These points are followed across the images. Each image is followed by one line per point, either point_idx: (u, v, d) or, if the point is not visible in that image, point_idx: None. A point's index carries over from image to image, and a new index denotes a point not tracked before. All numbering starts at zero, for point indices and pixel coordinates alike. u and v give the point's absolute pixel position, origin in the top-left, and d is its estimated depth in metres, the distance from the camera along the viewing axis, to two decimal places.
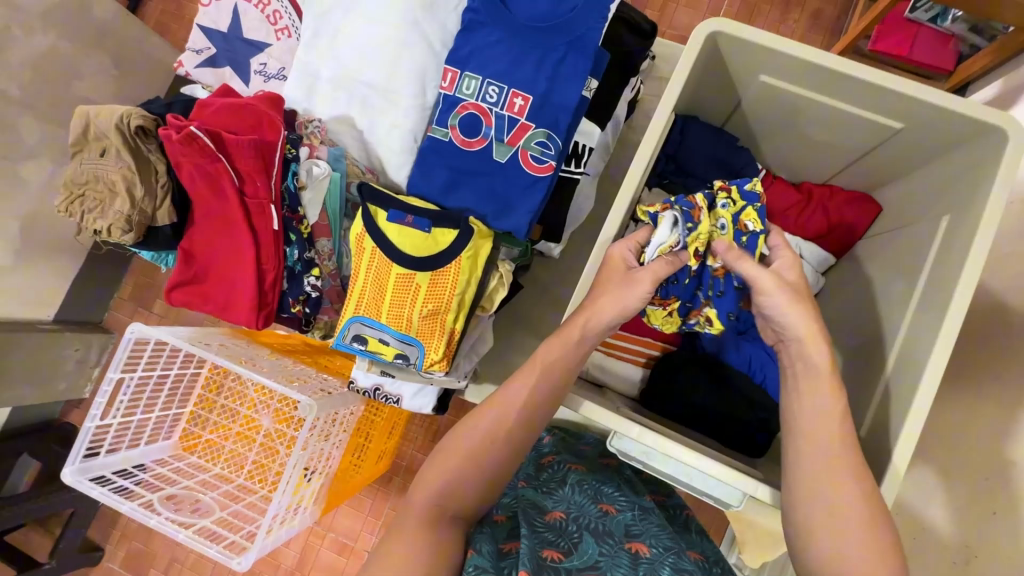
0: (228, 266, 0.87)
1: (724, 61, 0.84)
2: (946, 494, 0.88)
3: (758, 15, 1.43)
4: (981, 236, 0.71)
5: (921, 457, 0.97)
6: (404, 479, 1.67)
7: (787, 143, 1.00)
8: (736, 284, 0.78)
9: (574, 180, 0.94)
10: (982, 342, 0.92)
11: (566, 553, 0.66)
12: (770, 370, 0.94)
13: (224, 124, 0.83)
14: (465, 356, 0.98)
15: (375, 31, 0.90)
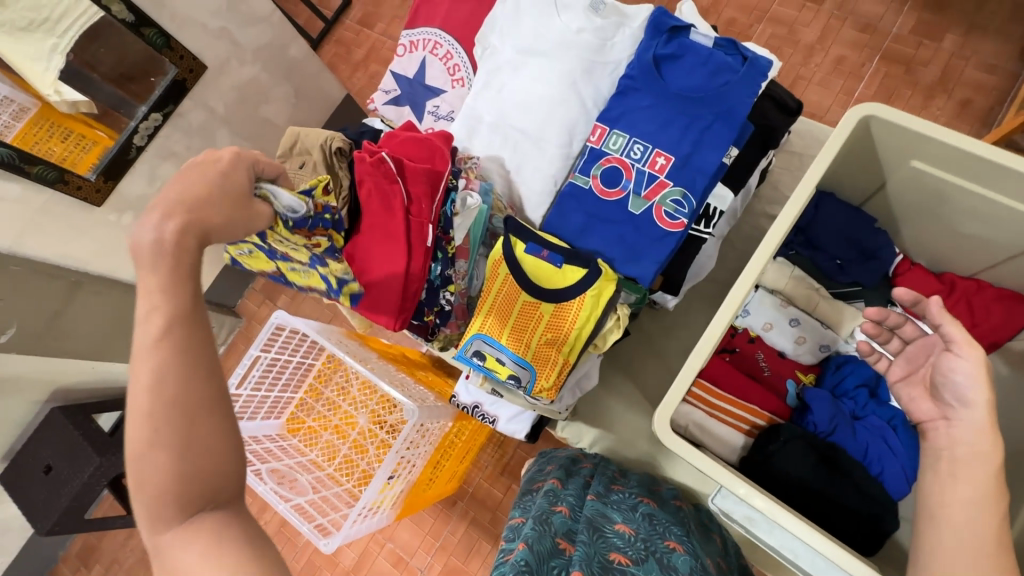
0: (382, 267, 0.94)
1: (873, 143, 0.86)
2: None
3: (896, 100, 1.41)
4: None
5: None
6: (467, 505, 1.69)
7: (931, 230, 0.97)
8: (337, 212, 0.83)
9: (701, 240, 0.98)
10: None
11: (633, 562, 0.67)
12: (889, 463, 0.92)
13: (408, 153, 0.98)
14: (569, 390, 1.02)
15: (537, 87, 1.02)
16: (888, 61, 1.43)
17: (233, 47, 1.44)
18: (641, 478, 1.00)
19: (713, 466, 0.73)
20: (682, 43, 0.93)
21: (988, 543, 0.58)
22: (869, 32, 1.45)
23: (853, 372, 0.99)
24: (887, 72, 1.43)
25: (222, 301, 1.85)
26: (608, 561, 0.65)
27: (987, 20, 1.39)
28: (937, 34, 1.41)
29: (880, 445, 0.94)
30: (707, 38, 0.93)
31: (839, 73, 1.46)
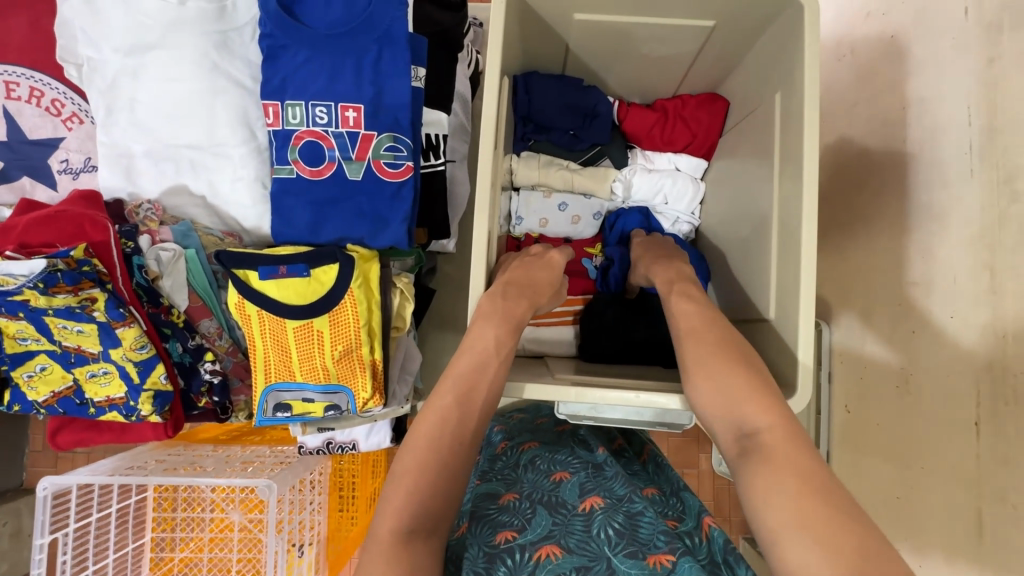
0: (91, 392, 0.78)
1: (534, 10, 0.84)
2: (873, 332, 0.96)
3: None
4: (811, 102, 0.75)
5: (839, 308, 1.05)
6: None
7: (627, 69, 1.02)
8: (76, 309, 0.72)
9: (439, 173, 0.92)
10: (855, 189, 1.00)
11: (519, 530, 0.65)
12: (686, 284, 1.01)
13: (40, 242, 0.74)
14: (399, 380, 0.95)
15: (174, 89, 0.82)
16: None
17: None
18: (516, 422, 0.98)
19: (541, 387, 0.74)
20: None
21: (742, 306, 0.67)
22: None
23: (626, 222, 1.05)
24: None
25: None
26: (493, 545, 0.63)
27: None
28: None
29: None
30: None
31: None
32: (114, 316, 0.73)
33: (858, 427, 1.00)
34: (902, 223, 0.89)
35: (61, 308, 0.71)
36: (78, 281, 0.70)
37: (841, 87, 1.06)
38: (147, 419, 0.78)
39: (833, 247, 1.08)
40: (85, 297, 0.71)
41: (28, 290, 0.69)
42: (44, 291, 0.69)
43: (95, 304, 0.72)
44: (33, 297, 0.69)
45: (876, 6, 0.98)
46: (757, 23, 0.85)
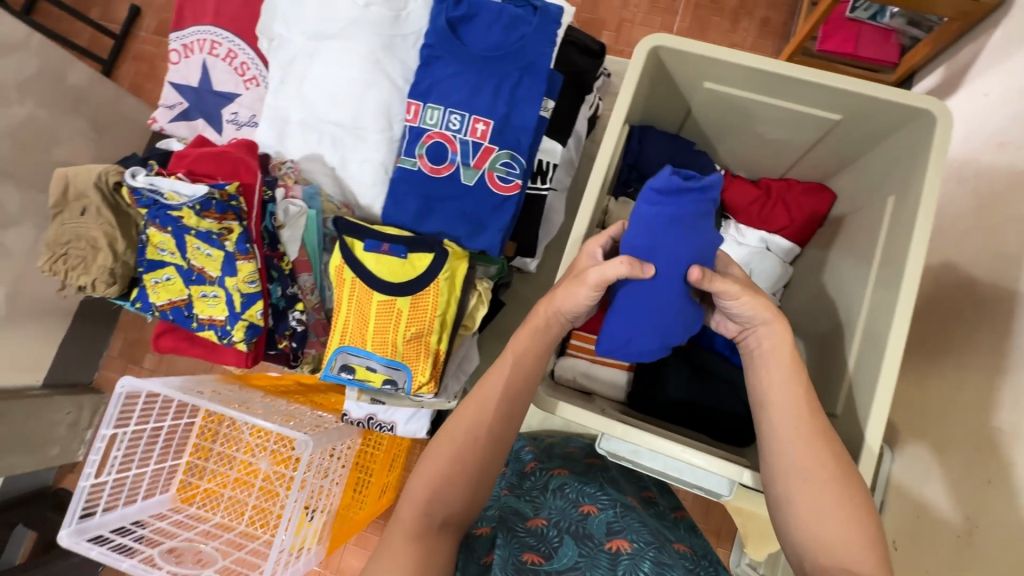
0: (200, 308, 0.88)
1: (669, 73, 0.90)
2: (943, 468, 0.90)
3: (708, 27, 1.54)
4: (926, 214, 0.75)
5: (911, 434, 1.00)
6: None
7: (742, 144, 1.06)
8: (213, 234, 0.83)
9: (541, 196, 0.98)
10: (954, 315, 0.97)
11: (547, 558, 0.67)
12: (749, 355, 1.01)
13: (206, 173, 0.87)
14: (453, 375, 1.00)
15: (339, 73, 0.94)
16: None
17: None
18: (546, 446, 1.00)
19: (590, 415, 0.76)
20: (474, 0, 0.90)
21: (825, 418, 0.65)
22: None
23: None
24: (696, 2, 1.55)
25: (73, 381, 1.62)
26: (522, 562, 0.65)
27: None
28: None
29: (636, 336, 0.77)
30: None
31: (657, 9, 1.55)
32: (240, 249, 0.83)
33: (907, 566, 0.93)
34: (999, 362, 0.84)
35: (202, 231, 0.82)
36: (225, 212, 0.82)
37: (958, 210, 1.04)
38: (235, 345, 0.88)
39: (916, 369, 1.03)
40: (224, 226, 0.82)
41: (186, 209, 0.81)
42: (197, 212, 0.81)
43: (231, 234, 0.83)
44: (186, 216, 0.81)
45: (1012, 139, 0.96)
46: (886, 128, 0.85)
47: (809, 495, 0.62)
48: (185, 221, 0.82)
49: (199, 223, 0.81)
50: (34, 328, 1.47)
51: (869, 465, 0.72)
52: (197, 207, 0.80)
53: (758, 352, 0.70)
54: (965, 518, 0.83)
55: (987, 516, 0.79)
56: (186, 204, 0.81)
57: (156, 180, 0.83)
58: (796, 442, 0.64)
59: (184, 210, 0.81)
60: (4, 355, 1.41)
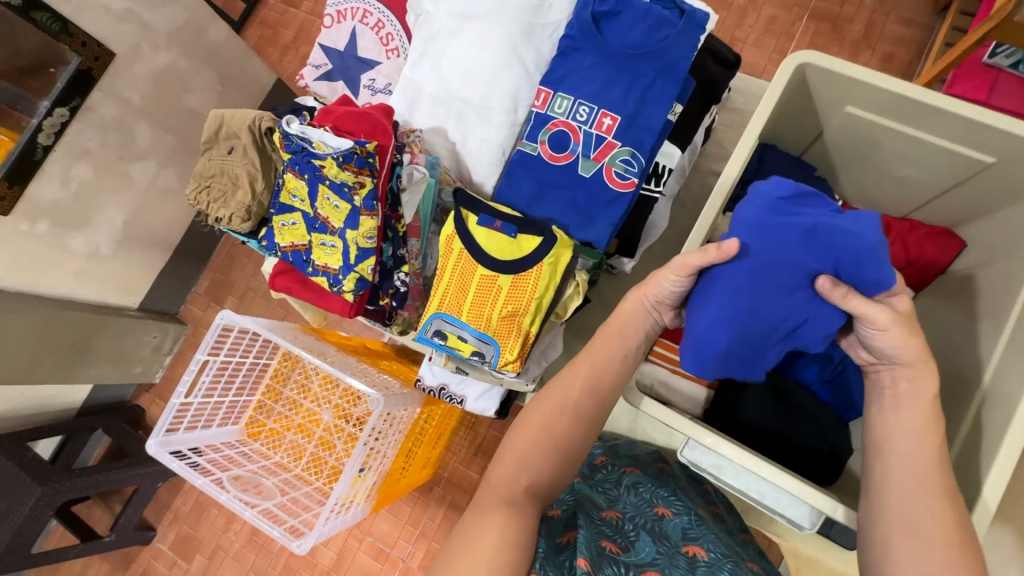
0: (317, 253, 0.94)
1: (809, 93, 0.88)
2: None
3: (827, 56, 1.48)
4: None
5: None
6: (445, 491, 1.65)
7: (868, 176, 1.01)
8: (347, 187, 0.88)
9: (653, 198, 0.98)
10: None
11: (624, 549, 0.66)
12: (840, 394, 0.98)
13: (349, 131, 0.91)
14: (535, 361, 1.01)
15: (477, 53, 0.98)
16: (816, 20, 1.50)
17: (146, 32, 1.37)
18: (614, 446, 0.99)
19: (680, 419, 0.76)
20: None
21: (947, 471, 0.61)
22: None
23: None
24: (815, 29, 1.50)
25: (162, 308, 1.76)
26: (603, 549, 0.64)
27: None
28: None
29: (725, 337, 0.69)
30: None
31: (772, 32, 1.51)
32: (367, 205, 0.89)
33: None
34: None
35: (338, 182, 0.88)
36: (364, 168, 0.87)
37: None
38: (343, 295, 0.93)
39: None
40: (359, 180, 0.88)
41: (330, 160, 0.86)
42: (340, 163, 0.86)
43: (362, 189, 0.89)
44: (328, 165, 0.87)
45: None
46: None
47: (917, 552, 0.58)
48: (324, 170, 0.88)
49: (338, 174, 0.87)
50: (142, 255, 1.62)
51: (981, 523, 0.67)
52: (341, 158, 0.86)
53: (890, 390, 0.65)
54: None
55: None
56: (333, 153, 0.86)
57: (308, 129, 0.88)
58: (919, 497, 0.60)
59: (330, 158, 0.86)
60: (112, 275, 1.55)
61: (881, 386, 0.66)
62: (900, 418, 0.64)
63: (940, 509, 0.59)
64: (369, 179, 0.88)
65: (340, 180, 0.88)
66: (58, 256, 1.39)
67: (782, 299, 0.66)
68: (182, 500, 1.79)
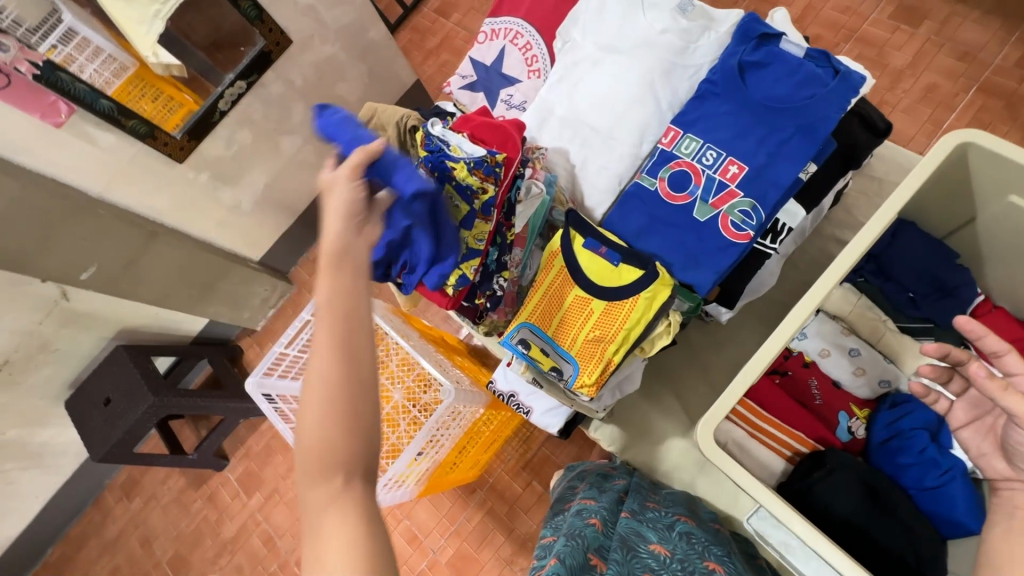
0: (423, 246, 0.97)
1: (968, 176, 0.81)
2: None
3: (991, 134, 1.35)
4: None
5: None
6: (485, 496, 1.67)
7: (1021, 274, 0.91)
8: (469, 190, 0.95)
9: (765, 255, 0.95)
10: None
11: None
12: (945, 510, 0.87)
13: (482, 140, 1.01)
14: (610, 390, 1.01)
15: (614, 84, 1.01)
16: (984, 94, 1.37)
17: (320, 25, 1.56)
18: (673, 495, 0.97)
19: (757, 486, 0.71)
20: (771, 51, 0.91)
21: None
22: (968, 61, 1.39)
23: (890, 421, 0.94)
24: (985, 104, 1.37)
25: (277, 266, 1.96)
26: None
27: None
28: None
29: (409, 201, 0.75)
30: (800, 48, 0.91)
31: (930, 100, 1.40)
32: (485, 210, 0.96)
33: None
34: None
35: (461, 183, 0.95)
36: (489, 174, 0.95)
37: None
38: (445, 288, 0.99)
39: None
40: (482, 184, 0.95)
41: (461, 164, 0.94)
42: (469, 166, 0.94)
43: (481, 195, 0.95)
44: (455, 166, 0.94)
45: None
46: None
47: None
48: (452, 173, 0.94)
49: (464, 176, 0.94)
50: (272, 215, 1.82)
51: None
52: (471, 163, 0.94)
53: None
54: None
55: None
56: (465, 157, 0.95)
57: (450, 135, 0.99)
58: None
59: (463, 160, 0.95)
60: (246, 229, 1.76)
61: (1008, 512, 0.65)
62: None
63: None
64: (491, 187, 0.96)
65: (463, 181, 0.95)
66: (209, 204, 1.61)
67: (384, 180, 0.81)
68: (255, 440, 1.95)
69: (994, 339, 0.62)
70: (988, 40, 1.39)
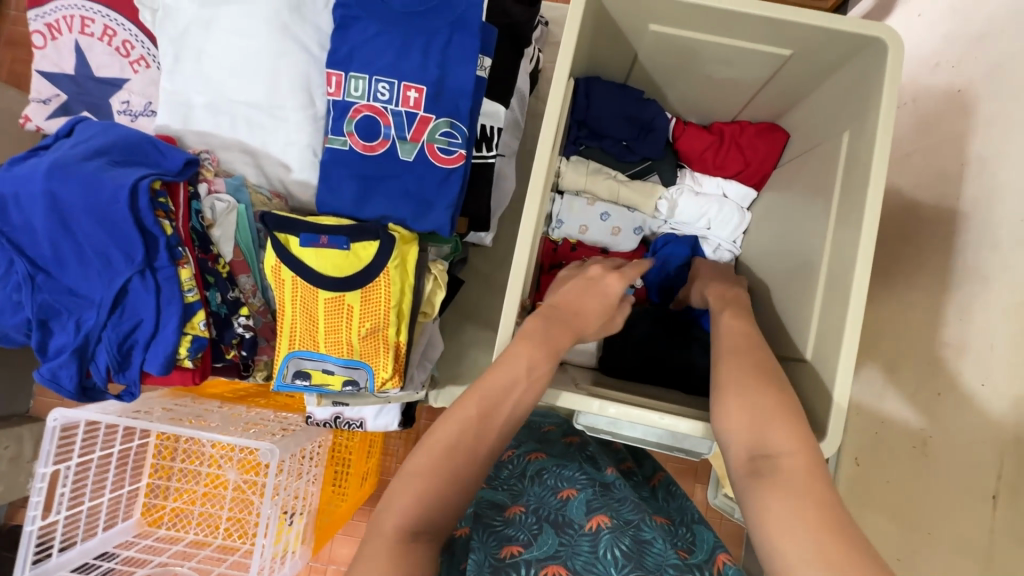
0: (114, 326, 0.76)
1: (613, 14, 0.83)
2: (898, 388, 0.94)
3: None
4: (877, 160, 0.72)
5: (868, 357, 1.03)
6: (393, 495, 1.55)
7: (692, 86, 1.00)
8: (137, 247, 0.73)
9: (489, 165, 0.91)
10: (900, 238, 0.99)
11: (525, 545, 0.64)
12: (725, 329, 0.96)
13: (119, 165, 0.75)
14: (419, 365, 0.95)
15: (243, 43, 0.82)
16: None
17: None
18: (524, 428, 0.95)
19: (565, 396, 0.73)
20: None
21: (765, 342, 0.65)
22: None
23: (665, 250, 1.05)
24: None
25: (5, 413, 1.48)
26: (498, 559, 0.63)
27: None
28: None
29: (87, 265, 0.74)
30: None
31: None
32: (174, 254, 0.76)
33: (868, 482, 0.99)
34: (948, 281, 0.87)
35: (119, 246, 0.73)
36: (157, 213, 0.74)
37: (903, 130, 1.05)
38: (180, 364, 0.81)
39: (874, 296, 1.05)
40: (152, 228, 0.74)
41: (100, 224, 0.71)
42: (111, 225, 0.72)
43: (159, 240, 0.75)
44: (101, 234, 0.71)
45: (946, 57, 0.97)
46: (838, 57, 0.81)
47: (728, 397, 0.59)
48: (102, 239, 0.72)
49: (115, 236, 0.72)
50: None
51: (838, 429, 0.69)
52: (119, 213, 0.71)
53: None
54: (918, 431, 0.88)
55: (940, 429, 0.84)
56: (98, 213, 0.71)
57: (62, 191, 0.70)
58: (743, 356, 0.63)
59: (100, 218, 0.71)
60: None
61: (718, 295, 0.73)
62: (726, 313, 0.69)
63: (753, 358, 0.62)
64: (169, 222, 0.76)
65: (118, 241, 0.73)
66: None
67: (31, 243, 0.73)
68: None
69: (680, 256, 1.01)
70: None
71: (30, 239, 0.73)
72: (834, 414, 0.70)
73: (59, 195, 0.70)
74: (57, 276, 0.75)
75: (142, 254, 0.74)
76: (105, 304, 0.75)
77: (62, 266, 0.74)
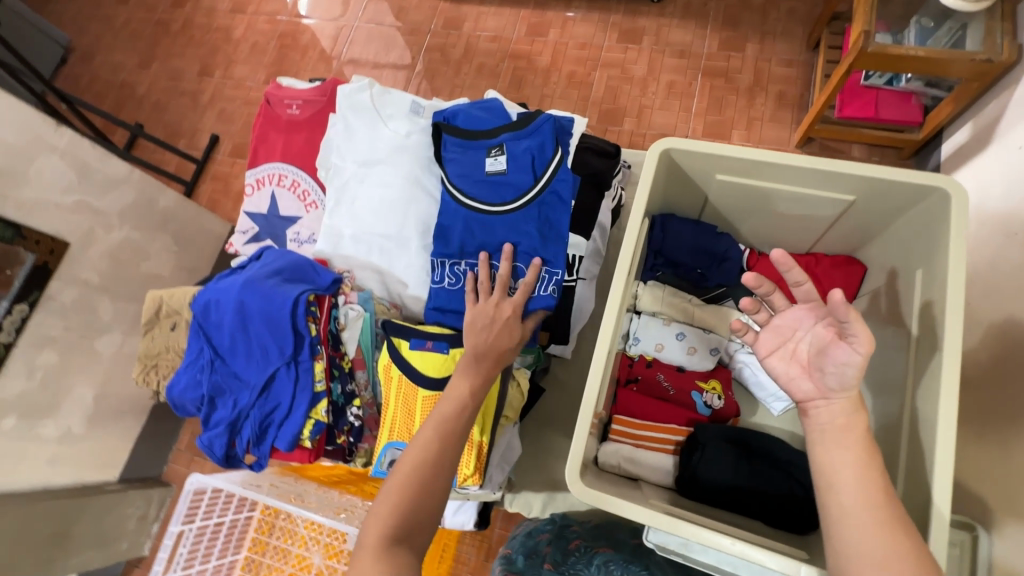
0: (258, 405, 0.95)
1: (681, 165, 0.97)
2: None
3: (727, 103, 1.76)
4: (953, 296, 0.74)
5: (1008, 510, 0.90)
6: None
7: (762, 222, 1.07)
8: (289, 342, 0.93)
9: (570, 286, 1.04)
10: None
11: None
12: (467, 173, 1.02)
13: (290, 280, 0.99)
14: (497, 466, 1.02)
15: (385, 191, 1.07)
16: (709, 76, 1.80)
17: (101, 216, 1.46)
18: (596, 528, 1.04)
19: (633, 506, 0.75)
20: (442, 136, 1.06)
21: (884, 507, 0.64)
22: (687, 57, 1.83)
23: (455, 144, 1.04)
24: (714, 84, 1.79)
25: (144, 475, 1.72)
26: None
27: (774, 26, 1.80)
28: (740, 46, 1.80)
29: (251, 355, 0.95)
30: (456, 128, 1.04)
31: (675, 95, 1.80)
32: (315, 350, 0.95)
33: None
34: None
35: (278, 342, 0.94)
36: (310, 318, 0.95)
37: (1013, 258, 1.04)
38: (301, 444, 0.95)
39: (1007, 437, 0.95)
40: (306, 328, 0.95)
41: (269, 323, 0.93)
42: (277, 326, 0.93)
43: (308, 339, 0.95)
44: (271, 331, 0.93)
45: None
46: (903, 200, 0.87)
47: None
48: (267, 335, 0.94)
49: (276, 334, 0.93)
50: (115, 425, 1.61)
51: (943, 544, 0.67)
52: (286, 315, 0.93)
53: (828, 429, 0.69)
54: None
55: None
56: (270, 315, 0.93)
57: (247, 298, 0.94)
58: (875, 536, 0.62)
59: (270, 318, 0.93)
60: (86, 454, 1.54)
61: (818, 423, 0.70)
62: (838, 455, 0.67)
63: (891, 543, 0.61)
64: (317, 324, 0.97)
65: (277, 337, 0.94)
66: (28, 448, 1.39)
67: (217, 335, 0.97)
68: None
69: (799, 271, 0.71)
70: (694, 38, 1.85)
71: (217, 331, 0.97)
72: (934, 532, 0.67)
73: (248, 300, 0.94)
74: (228, 361, 0.97)
75: (291, 348, 0.94)
76: (257, 387, 0.95)
77: (233, 353, 0.96)
